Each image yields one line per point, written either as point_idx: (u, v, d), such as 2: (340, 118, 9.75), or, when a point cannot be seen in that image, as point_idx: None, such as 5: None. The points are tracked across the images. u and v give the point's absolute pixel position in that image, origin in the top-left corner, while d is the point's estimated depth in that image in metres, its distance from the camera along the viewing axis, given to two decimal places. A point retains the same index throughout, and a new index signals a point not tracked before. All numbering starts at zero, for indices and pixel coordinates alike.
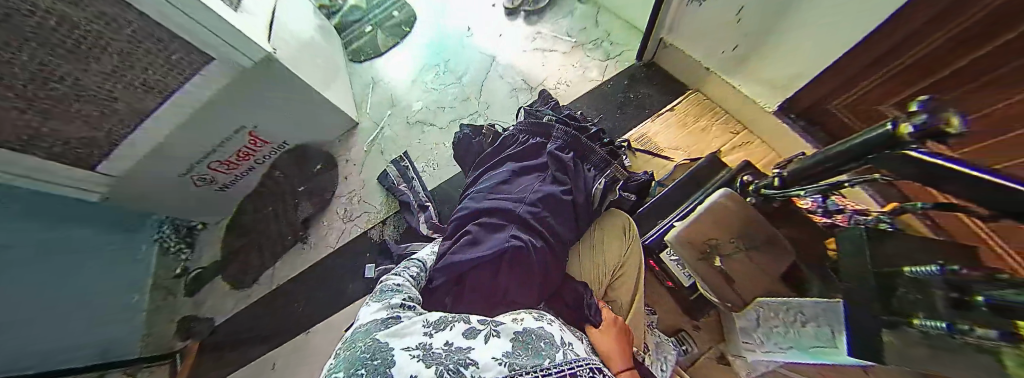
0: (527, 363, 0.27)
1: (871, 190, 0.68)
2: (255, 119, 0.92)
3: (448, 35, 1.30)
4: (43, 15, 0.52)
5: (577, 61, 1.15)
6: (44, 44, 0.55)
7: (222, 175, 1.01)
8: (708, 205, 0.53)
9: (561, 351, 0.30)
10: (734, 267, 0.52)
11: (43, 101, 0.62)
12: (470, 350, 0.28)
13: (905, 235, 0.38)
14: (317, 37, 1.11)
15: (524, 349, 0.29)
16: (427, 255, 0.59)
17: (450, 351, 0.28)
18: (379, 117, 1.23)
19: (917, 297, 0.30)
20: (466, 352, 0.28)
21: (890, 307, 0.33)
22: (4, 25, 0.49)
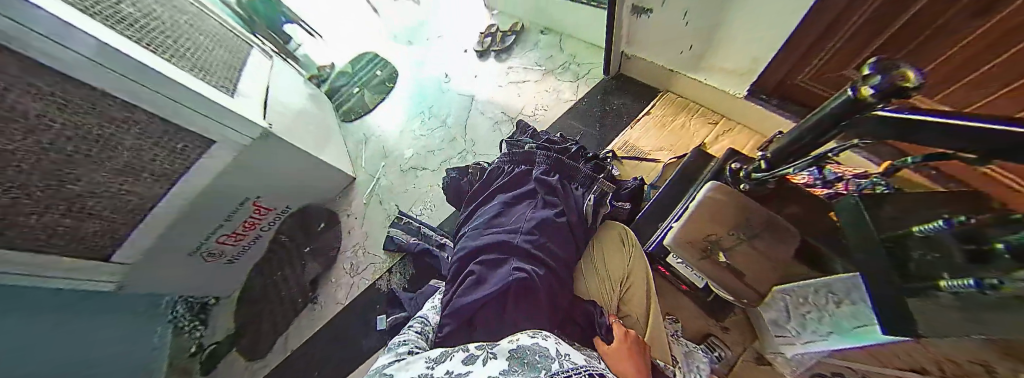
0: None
1: (864, 152, 0.68)
2: (255, 191, 0.96)
3: (428, 84, 1.39)
4: (57, 124, 0.58)
5: (550, 86, 1.21)
6: (60, 150, 0.60)
7: (230, 249, 1.03)
8: (699, 202, 0.54)
9: (559, 362, 0.29)
10: (738, 261, 0.50)
11: (59, 204, 0.66)
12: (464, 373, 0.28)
13: (903, 195, 0.37)
14: (309, 106, 1.20)
15: (519, 365, 0.29)
16: (430, 310, 0.58)
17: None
18: (374, 169, 1.28)
19: (936, 257, 0.30)
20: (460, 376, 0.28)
21: (907, 273, 0.32)
22: (22, 137, 0.54)
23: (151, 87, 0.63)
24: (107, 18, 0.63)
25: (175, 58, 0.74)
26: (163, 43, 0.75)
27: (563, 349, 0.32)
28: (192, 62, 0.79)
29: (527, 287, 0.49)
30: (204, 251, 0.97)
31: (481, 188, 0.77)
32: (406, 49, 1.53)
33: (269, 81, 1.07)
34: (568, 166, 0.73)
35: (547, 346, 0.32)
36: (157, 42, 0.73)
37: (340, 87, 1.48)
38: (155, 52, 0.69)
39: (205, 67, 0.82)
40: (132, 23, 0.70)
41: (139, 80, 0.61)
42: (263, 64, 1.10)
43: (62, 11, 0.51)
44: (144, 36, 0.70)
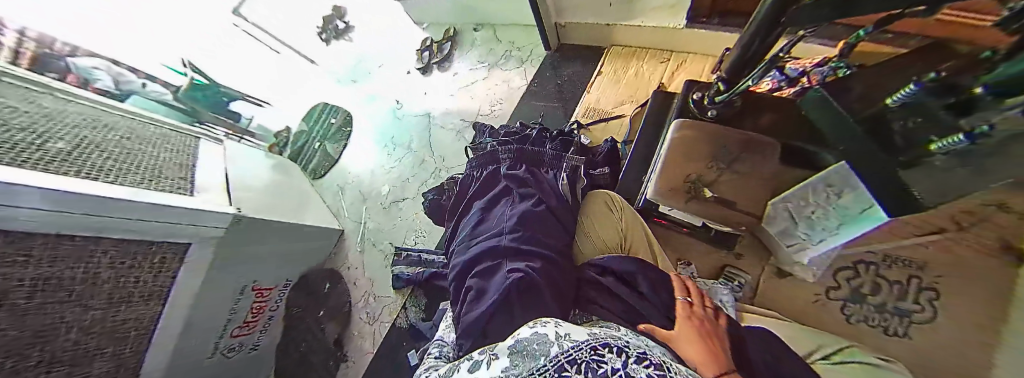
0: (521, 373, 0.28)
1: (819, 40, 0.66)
2: (252, 275, 0.94)
3: (383, 116, 1.37)
4: (31, 284, 0.53)
5: (499, 78, 1.19)
6: (43, 309, 0.56)
7: (248, 338, 1.00)
8: (671, 142, 0.52)
9: (557, 344, 0.29)
10: (725, 190, 0.51)
11: (63, 364, 0.62)
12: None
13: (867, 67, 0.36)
14: (276, 176, 1.19)
15: (522, 359, 0.30)
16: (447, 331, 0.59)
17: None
18: (359, 216, 1.27)
19: (920, 117, 0.28)
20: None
21: (901, 139, 0.30)
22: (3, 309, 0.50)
23: (102, 216, 0.59)
24: (37, 161, 0.60)
25: (123, 176, 0.72)
26: (105, 166, 0.72)
27: (563, 330, 0.32)
28: (140, 174, 0.77)
29: (528, 283, 0.47)
30: (222, 350, 0.94)
31: (458, 199, 0.77)
32: (352, 89, 1.50)
33: (226, 166, 1.05)
34: (531, 154, 0.72)
35: (547, 331, 0.32)
36: (100, 168, 0.70)
37: (300, 147, 1.45)
38: (102, 179, 0.67)
39: (156, 175, 0.80)
40: (68, 157, 0.67)
41: (92, 211, 0.58)
42: (216, 153, 1.08)
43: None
44: (83, 166, 0.67)
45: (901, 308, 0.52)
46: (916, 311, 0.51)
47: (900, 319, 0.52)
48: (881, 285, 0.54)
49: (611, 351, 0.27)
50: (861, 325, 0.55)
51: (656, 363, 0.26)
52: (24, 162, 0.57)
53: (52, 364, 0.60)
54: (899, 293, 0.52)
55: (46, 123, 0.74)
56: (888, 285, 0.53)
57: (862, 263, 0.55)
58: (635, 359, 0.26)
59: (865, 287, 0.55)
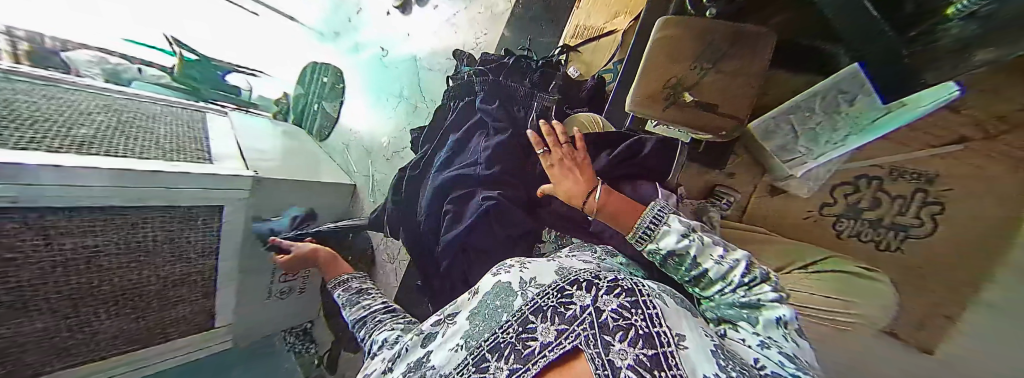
0: (480, 337, 0.31)
1: None
2: None
3: (372, 65, 1.35)
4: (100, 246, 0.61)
5: (481, 5, 1.09)
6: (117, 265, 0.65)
7: (296, 282, 1.13)
8: (652, 45, 0.48)
9: (522, 294, 0.31)
10: (708, 95, 0.45)
11: (149, 306, 0.74)
12: (427, 361, 0.34)
13: None
14: (282, 140, 1.24)
15: (481, 316, 0.33)
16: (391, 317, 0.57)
17: (413, 370, 0.35)
18: (367, 170, 1.32)
19: None
20: (426, 362, 0.34)
21: None
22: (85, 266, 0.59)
23: (157, 190, 0.64)
24: (70, 144, 0.63)
25: (144, 151, 0.76)
26: (129, 145, 0.76)
27: (527, 276, 0.34)
28: (161, 148, 0.81)
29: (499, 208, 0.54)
30: (275, 293, 1.07)
31: (436, 131, 0.79)
32: (339, 42, 1.46)
33: (235, 136, 1.09)
34: (507, 89, 0.70)
35: (512, 278, 0.35)
36: (124, 146, 0.74)
37: (302, 111, 1.47)
38: (129, 156, 0.70)
39: (174, 148, 0.85)
40: (95, 139, 0.71)
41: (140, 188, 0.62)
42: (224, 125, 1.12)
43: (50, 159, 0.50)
44: (110, 146, 0.71)
45: (899, 223, 0.53)
46: (914, 226, 0.52)
47: (895, 233, 0.54)
48: (880, 200, 0.55)
49: (580, 288, 0.28)
50: (853, 239, 0.57)
51: (628, 288, 0.26)
52: (61, 145, 0.61)
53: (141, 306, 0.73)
54: (900, 209, 0.53)
55: (64, 111, 0.76)
56: (890, 200, 0.54)
57: (866, 178, 0.55)
58: (607, 290, 0.26)
59: (863, 201, 0.56)
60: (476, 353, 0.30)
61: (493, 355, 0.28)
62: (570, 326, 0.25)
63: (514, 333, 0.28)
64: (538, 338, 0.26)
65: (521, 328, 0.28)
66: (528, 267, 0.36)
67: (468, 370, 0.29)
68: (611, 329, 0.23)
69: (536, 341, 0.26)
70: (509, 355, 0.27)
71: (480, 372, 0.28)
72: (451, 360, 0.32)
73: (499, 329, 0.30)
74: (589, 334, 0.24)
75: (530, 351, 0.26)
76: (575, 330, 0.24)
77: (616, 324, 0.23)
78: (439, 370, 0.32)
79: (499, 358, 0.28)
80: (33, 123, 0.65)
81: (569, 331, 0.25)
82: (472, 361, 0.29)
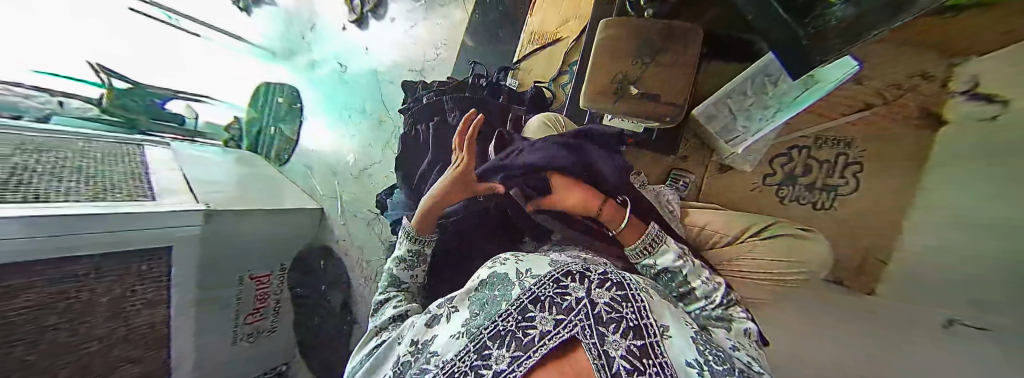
0: (479, 324, 0.32)
1: None
2: (243, 265, 0.97)
3: (328, 82, 1.30)
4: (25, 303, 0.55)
5: (438, 15, 1.11)
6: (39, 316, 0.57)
7: (263, 322, 1.06)
8: (597, 44, 0.52)
9: (519, 284, 0.32)
10: (651, 86, 0.49)
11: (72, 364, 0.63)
12: (429, 345, 0.35)
13: None
14: (235, 169, 1.16)
15: (479, 306, 0.34)
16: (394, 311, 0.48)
17: (416, 353, 0.36)
18: (334, 191, 1.27)
19: None
20: (427, 348, 0.35)
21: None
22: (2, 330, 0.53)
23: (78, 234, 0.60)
24: None
25: (73, 193, 0.69)
26: (50, 187, 0.68)
27: (523, 267, 0.35)
28: (90, 189, 0.73)
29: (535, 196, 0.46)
30: (242, 336, 0.99)
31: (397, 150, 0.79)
32: (295, 62, 1.41)
33: (182, 167, 1.01)
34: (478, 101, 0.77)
35: (508, 270, 0.35)
36: (46, 190, 0.66)
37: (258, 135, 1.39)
38: (50, 200, 0.63)
39: (107, 188, 0.77)
40: (7, 186, 0.62)
41: (59, 231, 0.57)
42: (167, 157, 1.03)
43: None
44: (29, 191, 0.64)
45: (829, 184, 0.53)
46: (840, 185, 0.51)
47: (827, 194, 0.52)
48: (811, 166, 0.57)
49: (574, 280, 0.29)
50: (793, 204, 0.58)
51: (616, 282, 0.29)
52: None
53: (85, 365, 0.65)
54: (829, 171, 0.53)
55: None
56: (819, 165, 0.55)
57: (796, 148, 0.59)
58: (598, 283, 0.28)
59: (798, 168, 0.58)
60: (476, 340, 0.30)
61: (495, 343, 0.29)
62: (568, 317, 0.27)
63: (514, 321, 0.29)
64: (538, 326, 0.27)
65: (520, 317, 0.29)
66: (524, 259, 0.37)
67: (471, 357, 0.29)
68: (606, 321, 0.26)
69: (536, 329, 0.27)
70: (510, 343, 0.28)
71: (482, 360, 0.29)
72: (451, 345, 0.32)
73: (498, 318, 0.30)
74: (584, 325, 0.26)
75: (530, 338, 0.27)
76: (572, 322, 0.26)
77: (612, 316, 0.26)
78: (442, 357, 0.32)
79: (500, 345, 0.28)
80: None
81: (567, 321, 0.27)
82: (473, 348, 0.30)
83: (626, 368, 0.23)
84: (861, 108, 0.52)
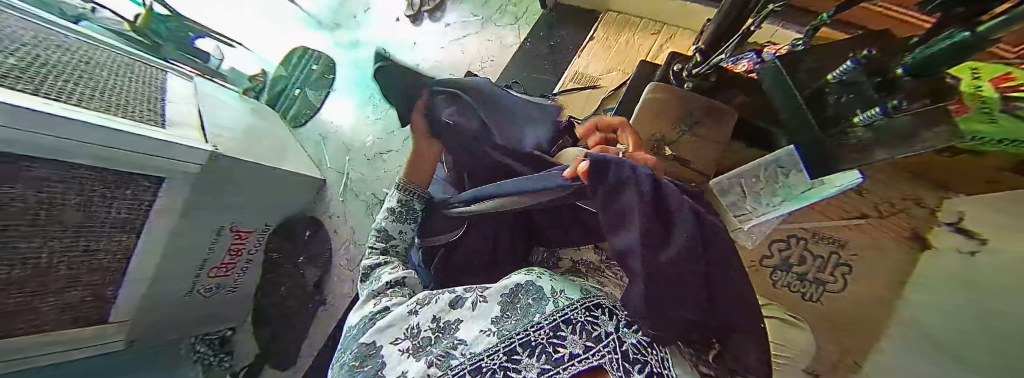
0: (511, 328, 0.33)
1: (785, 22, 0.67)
2: (230, 216, 0.94)
3: (367, 64, 1.37)
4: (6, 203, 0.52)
5: (490, 35, 1.22)
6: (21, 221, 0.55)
7: (228, 278, 1.04)
8: (641, 104, 0.57)
9: (553, 301, 0.33)
10: (684, 152, 0.55)
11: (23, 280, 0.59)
12: (456, 331, 0.36)
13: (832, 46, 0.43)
14: (253, 119, 1.17)
15: (512, 310, 0.35)
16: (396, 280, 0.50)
17: (440, 331, 0.37)
18: (341, 165, 1.30)
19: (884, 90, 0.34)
20: (453, 329, 0.37)
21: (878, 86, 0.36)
22: None
23: (87, 144, 0.58)
24: None
25: (87, 101, 0.67)
26: (67, 88, 0.66)
27: (555, 285, 0.35)
28: (104, 100, 0.71)
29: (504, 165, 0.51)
30: (199, 288, 0.96)
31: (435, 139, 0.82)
32: (337, 33, 1.46)
33: (199, 104, 1.00)
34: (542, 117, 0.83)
35: (543, 284, 0.36)
36: (58, 89, 0.64)
37: (279, 92, 1.41)
38: (59, 100, 0.61)
39: (122, 105, 0.74)
40: (27, 77, 0.61)
41: (66, 134, 0.54)
42: (186, 91, 1.02)
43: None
44: (44, 86, 0.62)
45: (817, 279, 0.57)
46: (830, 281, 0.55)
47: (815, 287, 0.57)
48: (806, 257, 0.61)
49: (604, 312, 0.30)
50: (784, 289, 0.63)
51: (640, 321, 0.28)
52: None
53: (33, 281, 0.61)
54: (820, 266, 0.58)
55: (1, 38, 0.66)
56: (812, 257, 0.59)
57: (794, 237, 0.63)
58: (626, 323, 0.28)
59: (793, 257, 0.63)
60: (507, 342, 0.31)
61: (525, 351, 0.30)
62: (597, 345, 0.27)
63: (545, 335, 0.30)
64: (568, 347, 0.28)
65: (551, 333, 0.30)
66: (558, 279, 0.37)
67: (500, 357, 0.31)
68: (630, 360, 0.26)
69: (566, 349, 0.28)
70: (543, 355, 0.29)
71: (511, 363, 0.30)
72: (479, 341, 0.34)
73: (530, 328, 0.31)
74: (613, 358, 0.26)
75: (560, 356, 0.28)
76: (599, 350, 0.27)
77: (636, 356, 0.26)
78: (469, 347, 0.33)
79: (530, 353, 0.30)
80: None
81: (596, 349, 0.27)
82: (502, 349, 0.31)
83: None
84: (858, 216, 0.58)
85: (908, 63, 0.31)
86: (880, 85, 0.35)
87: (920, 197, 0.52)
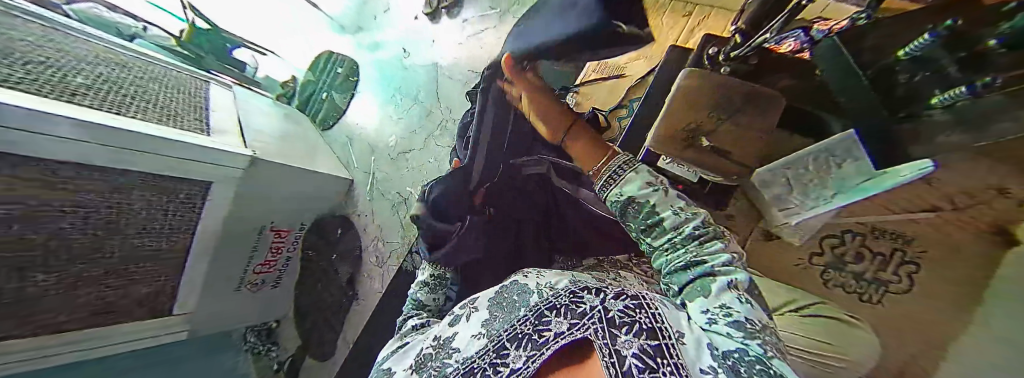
0: (499, 328, 0.31)
1: None
2: (268, 216, 1.01)
3: (389, 65, 1.40)
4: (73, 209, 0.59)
5: (508, 28, 1.20)
6: (89, 223, 0.62)
7: (270, 273, 1.11)
8: (674, 92, 0.54)
9: (538, 293, 0.32)
10: (719, 140, 0.55)
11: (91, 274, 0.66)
12: (452, 341, 0.36)
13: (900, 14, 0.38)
14: (286, 124, 1.23)
15: (500, 311, 0.34)
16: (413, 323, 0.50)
17: (439, 347, 0.37)
18: (367, 166, 1.34)
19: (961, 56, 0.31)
20: (450, 343, 0.36)
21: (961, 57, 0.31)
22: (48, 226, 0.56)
23: (143, 153, 0.63)
24: (61, 93, 0.60)
25: (142, 113, 0.73)
26: (125, 102, 0.73)
27: (543, 280, 0.35)
28: (157, 112, 0.78)
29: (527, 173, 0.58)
30: (247, 283, 1.03)
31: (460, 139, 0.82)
32: (359, 36, 1.50)
33: (237, 111, 1.07)
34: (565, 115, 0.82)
35: (530, 282, 0.36)
36: (117, 103, 0.70)
37: (308, 97, 1.47)
38: (121, 114, 0.67)
39: (173, 116, 0.81)
40: (90, 93, 0.67)
41: (122, 144, 0.59)
42: (225, 99, 1.09)
43: (12, 98, 0.46)
44: (105, 101, 0.68)
45: (878, 278, 0.64)
46: (894, 281, 0.62)
47: (875, 287, 0.64)
48: (865, 254, 0.65)
49: (591, 292, 0.28)
50: (840, 289, 0.68)
51: (632, 295, 0.26)
52: (52, 93, 0.58)
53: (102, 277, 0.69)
54: (881, 264, 0.63)
55: (68, 59, 0.74)
56: (872, 256, 0.64)
57: (850, 233, 0.66)
58: (613, 295, 0.26)
59: (848, 255, 0.67)
60: (496, 340, 0.30)
61: (513, 344, 0.28)
62: (582, 320, 0.25)
63: (531, 325, 0.28)
64: (553, 328, 0.26)
65: (537, 321, 0.28)
66: (547, 275, 0.37)
67: (490, 355, 0.29)
68: (618, 324, 0.23)
69: (551, 331, 0.26)
70: (527, 344, 0.27)
71: (499, 359, 0.28)
72: (472, 345, 0.32)
73: (517, 322, 0.30)
74: (597, 327, 0.23)
75: (544, 339, 0.26)
76: (584, 323, 0.25)
77: (623, 319, 0.23)
78: (462, 353, 0.33)
79: (517, 346, 0.28)
80: (24, 63, 0.61)
81: (580, 324, 0.25)
82: (491, 347, 0.30)
83: (638, 367, 0.20)
84: (926, 209, 0.57)
85: (1000, 36, 0.26)
86: (963, 65, 0.32)
87: (1004, 186, 0.49)
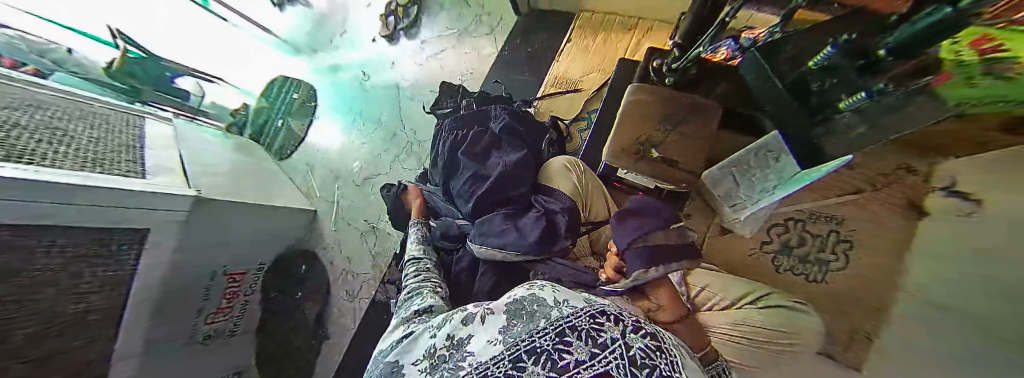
0: (517, 336, 0.31)
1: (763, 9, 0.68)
2: (221, 260, 0.91)
3: (347, 84, 1.38)
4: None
5: (466, 46, 1.24)
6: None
7: (226, 323, 0.99)
8: (627, 105, 0.62)
9: (559, 308, 0.32)
10: (670, 151, 0.60)
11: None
12: (467, 345, 0.35)
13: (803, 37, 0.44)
14: (238, 156, 1.15)
15: (518, 318, 0.34)
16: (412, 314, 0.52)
17: (452, 348, 0.36)
18: (332, 194, 1.30)
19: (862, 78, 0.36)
20: (459, 349, 0.35)
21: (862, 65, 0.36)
22: None
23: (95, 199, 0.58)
24: None
25: (62, 159, 0.65)
26: (39, 149, 0.64)
27: (561, 296, 0.34)
28: (80, 157, 0.69)
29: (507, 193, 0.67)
30: (199, 336, 0.92)
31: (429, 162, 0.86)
32: (314, 59, 1.47)
33: (181, 147, 0.98)
34: (530, 126, 0.87)
35: (547, 294, 0.35)
36: (29, 151, 0.61)
37: (261, 127, 1.39)
38: (36, 162, 0.59)
39: (102, 159, 0.72)
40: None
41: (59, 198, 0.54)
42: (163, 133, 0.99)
43: None
44: (15, 150, 0.59)
45: (822, 258, 0.63)
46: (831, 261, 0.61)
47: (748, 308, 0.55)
48: None
49: (610, 318, 0.28)
50: None
51: (650, 331, 0.27)
52: None
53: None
54: (821, 246, 0.64)
55: None
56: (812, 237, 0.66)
57: (792, 220, 0.70)
58: (633, 328, 0.27)
59: (793, 239, 0.70)
60: (512, 351, 0.30)
61: (530, 358, 0.28)
62: (604, 352, 0.25)
63: (551, 341, 0.29)
64: (574, 353, 0.26)
65: (557, 339, 0.28)
66: (564, 289, 0.36)
67: (506, 365, 0.29)
68: (640, 366, 0.24)
69: (572, 356, 0.26)
70: (547, 363, 0.27)
71: (516, 371, 0.28)
72: (487, 351, 0.32)
73: (537, 334, 0.30)
74: (619, 363, 0.24)
75: (565, 364, 0.26)
76: (605, 357, 0.25)
77: (645, 361, 0.24)
78: (477, 358, 0.32)
79: (536, 361, 0.27)
80: None
81: (603, 356, 0.25)
82: (508, 357, 0.29)
83: None
84: None
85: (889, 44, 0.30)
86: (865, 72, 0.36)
87: None
